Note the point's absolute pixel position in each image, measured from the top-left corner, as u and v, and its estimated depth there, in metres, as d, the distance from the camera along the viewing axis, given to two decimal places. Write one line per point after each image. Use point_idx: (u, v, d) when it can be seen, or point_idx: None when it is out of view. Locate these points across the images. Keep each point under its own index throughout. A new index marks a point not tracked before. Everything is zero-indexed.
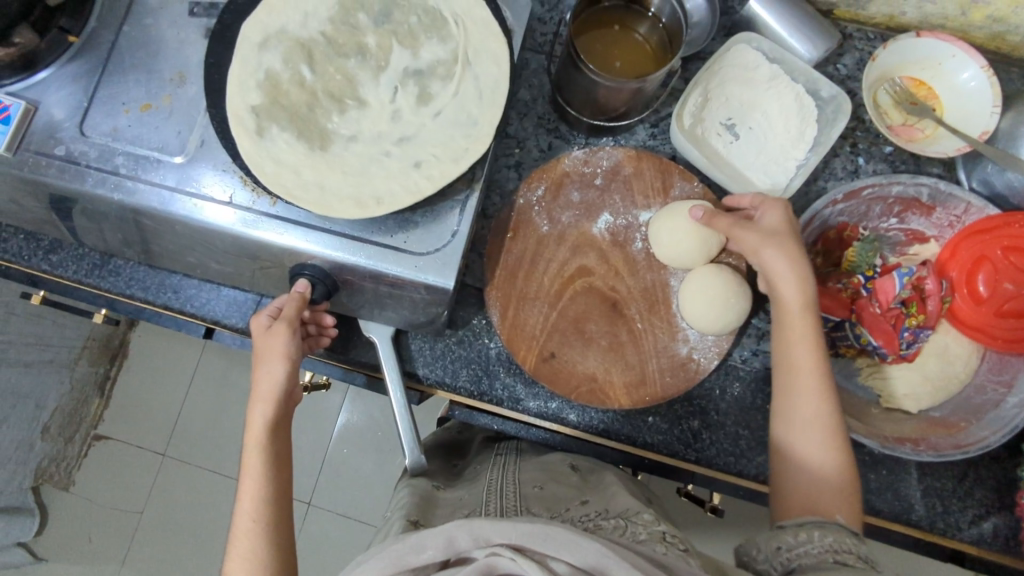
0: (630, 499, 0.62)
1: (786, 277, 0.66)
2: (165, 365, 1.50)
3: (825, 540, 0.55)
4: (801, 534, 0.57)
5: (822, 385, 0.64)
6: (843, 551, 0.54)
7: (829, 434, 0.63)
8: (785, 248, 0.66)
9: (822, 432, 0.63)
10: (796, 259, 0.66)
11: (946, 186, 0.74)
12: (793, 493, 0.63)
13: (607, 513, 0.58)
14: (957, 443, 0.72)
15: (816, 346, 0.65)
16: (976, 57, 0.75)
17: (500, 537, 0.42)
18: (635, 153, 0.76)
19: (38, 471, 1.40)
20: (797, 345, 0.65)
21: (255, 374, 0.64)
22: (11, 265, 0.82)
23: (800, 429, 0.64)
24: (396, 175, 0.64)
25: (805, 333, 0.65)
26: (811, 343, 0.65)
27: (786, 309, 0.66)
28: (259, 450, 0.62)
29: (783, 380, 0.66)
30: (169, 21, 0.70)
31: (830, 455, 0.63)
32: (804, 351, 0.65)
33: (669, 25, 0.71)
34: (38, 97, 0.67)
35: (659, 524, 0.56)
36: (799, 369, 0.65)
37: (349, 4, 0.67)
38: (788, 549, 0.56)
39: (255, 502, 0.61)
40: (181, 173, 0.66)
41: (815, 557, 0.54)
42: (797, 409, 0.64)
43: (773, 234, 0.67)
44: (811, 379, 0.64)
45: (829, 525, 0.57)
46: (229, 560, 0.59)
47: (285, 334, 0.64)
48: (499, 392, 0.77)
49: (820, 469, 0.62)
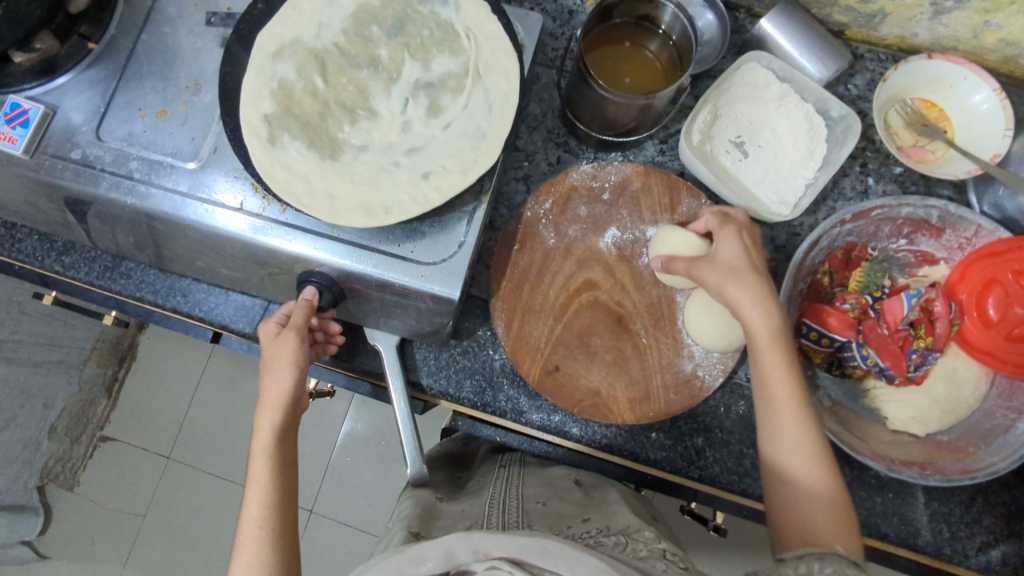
0: (630, 516, 0.61)
1: (750, 308, 0.62)
2: (173, 368, 1.51)
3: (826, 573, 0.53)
4: (801, 566, 0.54)
5: (801, 414, 0.62)
6: None
7: (818, 462, 0.60)
8: (745, 280, 0.63)
9: (809, 461, 0.60)
10: (757, 290, 0.63)
11: (956, 208, 0.73)
12: (787, 525, 0.60)
13: (607, 530, 0.57)
14: (964, 469, 0.71)
15: (791, 374, 0.62)
16: (988, 80, 0.75)
17: (499, 550, 0.42)
18: (643, 169, 0.76)
19: (45, 470, 1.41)
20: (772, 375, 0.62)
21: (264, 380, 0.64)
22: (24, 266, 0.83)
23: (786, 460, 0.61)
24: (405, 185, 0.64)
25: (777, 363, 0.62)
26: (785, 372, 0.62)
27: (755, 340, 0.63)
28: (265, 456, 0.62)
29: (765, 409, 0.63)
30: (187, 30, 0.71)
31: (823, 484, 0.60)
32: (780, 379, 0.62)
33: (679, 42, 0.71)
34: (57, 101, 0.69)
35: (660, 542, 0.55)
36: (778, 399, 0.62)
37: (363, 17, 0.68)
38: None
39: (261, 508, 0.60)
40: (193, 179, 0.67)
41: None
42: (779, 441, 0.62)
43: (732, 266, 0.64)
44: (790, 408, 0.62)
45: (830, 555, 0.54)
46: (235, 566, 0.58)
47: (293, 341, 0.64)
48: (502, 403, 0.77)
49: (811, 499, 0.59)
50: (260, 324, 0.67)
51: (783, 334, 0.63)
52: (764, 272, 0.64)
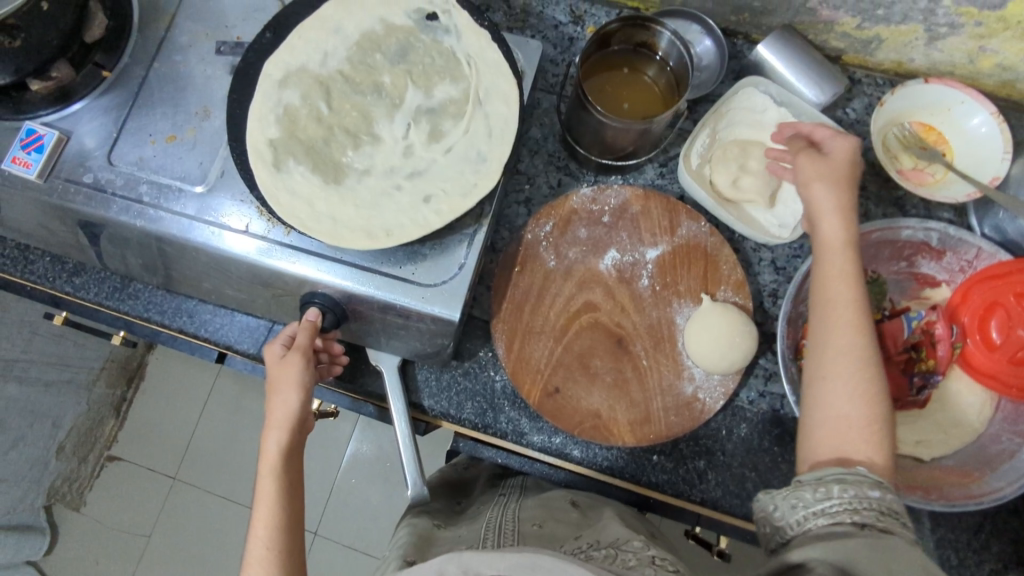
0: (621, 528, 0.61)
1: (828, 212, 0.63)
2: (180, 387, 1.52)
3: (845, 497, 0.52)
4: (820, 489, 0.54)
5: (859, 322, 0.60)
6: (862, 509, 0.51)
7: (865, 375, 0.58)
8: (836, 188, 0.64)
9: (860, 371, 0.58)
10: (842, 200, 0.64)
11: (956, 231, 0.73)
12: (821, 434, 0.58)
13: (598, 544, 0.57)
14: (968, 494, 0.69)
15: (855, 285, 0.61)
16: (985, 103, 0.76)
17: (487, 570, 0.42)
18: (642, 192, 0.77)
19: (51, 489, 1.42)
20: (836, 281, 0.61)
21: (270, 402, 0.65)
22: (35, 287, 0.84)
23: (834, 365, 0.59)
24: (406, 209, 0.65)
25: (845, 271, 0.61)
26: (849, 278, 0.61)
27: (825, 244, 0.63)
28: (273, 477, 0.62)
29: (818, 314, 0.61)
30: (198, 59, 0.74)
31: (865, 397, 0.57)
32: (842, 286, 0.61)
33: (676, 68, 0.72)
34: (71, 127, 0.71)
35: (650, 550, 0.55)
36: (834, 305, 0.60)
37: (367, 45, 0.70)
38: (805, 508, 0.53)
39: (269, 529, 0.60)
40: (201, 203, 0.69)
41: (831, 517, 0.52)
42: (829, 345, 0.60)
43: (826, 170, 0.65)
44: (851, 315, 0.60)
45: (851, 477, 0.53)
46: None
47: (299, 363, 0.65)
48: (503, 425, 0.77)
49: (848, 409, 0.57)
50: (267, 345, 0.67)
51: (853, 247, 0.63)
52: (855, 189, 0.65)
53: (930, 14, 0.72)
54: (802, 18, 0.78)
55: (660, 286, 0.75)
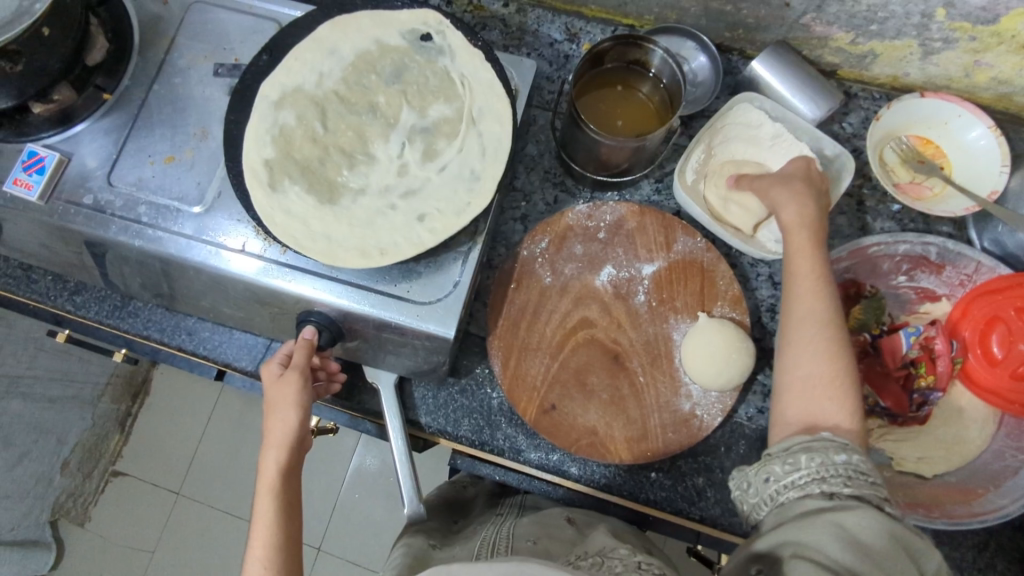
0: (610, 538, 0.61)
1: (786, 201, 0.66)
2: (184, 402, 1.53)
3: (813, 466, 0.52)
4: (788, 461, 0.54)
5: (822, 293, 0.61)
6: (829, 477, 0.51)
7: (831, 342, 0.58)
8: (791, 184, 0.67)
9: (827, 338, 0.58)
10: (800, 191, 0.67)
11: (954, 245, 0.73)
12: (790, 401, 0.58)
13: (586, 553, 0.57)
14: (971, 512, 0.68)
15: (818, 258, 0.63)
16: (983, 118, 0.76)
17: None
18: (638, 209, 0.77)
19: (56, 505, 1.43)
20: (799, 256, 0.63)
21: (269, 420, 0.65)
22: (37, 305, 0.85)
23: (798, 334, 0.60)
24: (400, 228, 0.65)
25: (806, 245, 0.63)
26: (809, 253, 0.63)
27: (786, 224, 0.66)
28: (270, 498, 0.62)
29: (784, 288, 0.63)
30: (197, 81, 0.75)
31: (832, 363, 0.58)
32: (803, 260, 0.63)
33: (669, 85, 0.73)
34: (71, 149, 0.72)
35: (636, 556, 0.55)
36: (800, 278, 0.62)
37: (362, 65, 0.71)
38: (776, 481, 0.53)
39: (266, 550, 0.60)
40: (198, 222, 0.69)
41: (800, 489, 0.51)
42: (793, 315, 0.61)
43: (788, 177, 0.68)
44: (815, 286, 0.61)
45: (816, 445, 0.53)
46: None
47: (296, 383, 0.65)
48: (501, 442, 0.76)
49: (816, 374, 0.57)
50: (263, 364, 0.67)
51: (816, 227, 0.65)
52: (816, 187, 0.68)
53: (924, 29, 0.72)
54: (796, 34, 0.79)
55: (657, 302, 0.75)
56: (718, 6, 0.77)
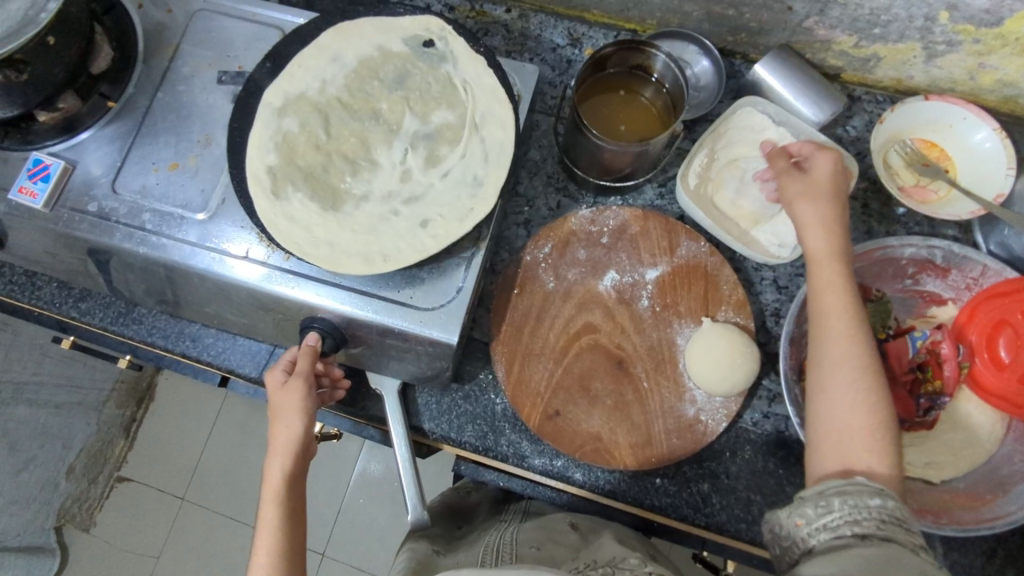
0: (619, 546, 0.61)
1: (813, 227, 0.64)
2: (189, 408, 1.54)
3: (845, 509, 0.51)
4: (820, 504, 0.53)
5: (854, 333, 0.60)
6: (863, 521, 0.50)
7: (866, 386, 0.58)
8: (823, 206, 0.65)
9: (860, 382, 0.58)
10: (827, 214, 0.65)
11: (960, 248, 0.73)
12: (825, 447, 0.58)
13: (595, 563, 0.57)
14: (979, 518, 0.67)
15: (848, 294, 0.61)
16: (987, 120, 0.75)
17: None
18: (640, 213, 0.77)
19: (61, 511, 1.43)
20: (828, 293, 0.62)
21: (273, 428, 0.64)
22: (42, 312, 0.85)
23: (830, 375, 0.59)
24: (403, 234, 0.65)
25: (835, 280, 0.62)
26: (837, 290, 0.62)
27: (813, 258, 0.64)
28: (275, 505, 0.62)
29: (815, 326, 0.62)
30: (200, 88, 0.75)
31: (867, 406, 0.57)
32: (831, 297, 0.61)
33: (672, 89, 0.73)
34: (77, 157, 0.72)
35: (646, 566, 0.54)
36: (831, 319, 0.61)
37: (365, 72, 0.71)
38: (808, 524, 0.52)
39: (270, 558, 0.60)
40: (202, 229, 0.70)
41: (834, 532, 0.51)
42: (825, 355, 0.60)
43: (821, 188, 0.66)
44: (847, 327, 0.60)
45: (850, 488, 0.52)
46: None
47: (301, 389, 0.65)
48: (504, 448, 0.76)
49: (849, 419, 0.57)
50: (267, 374, 0.67)
51: (843, 261, 0.63)
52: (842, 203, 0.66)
53: (927, 32, 0.72)
54: (798, 38, 0.78)
55: (660, 307, 0.75)
56: (720, 10, 0.77)
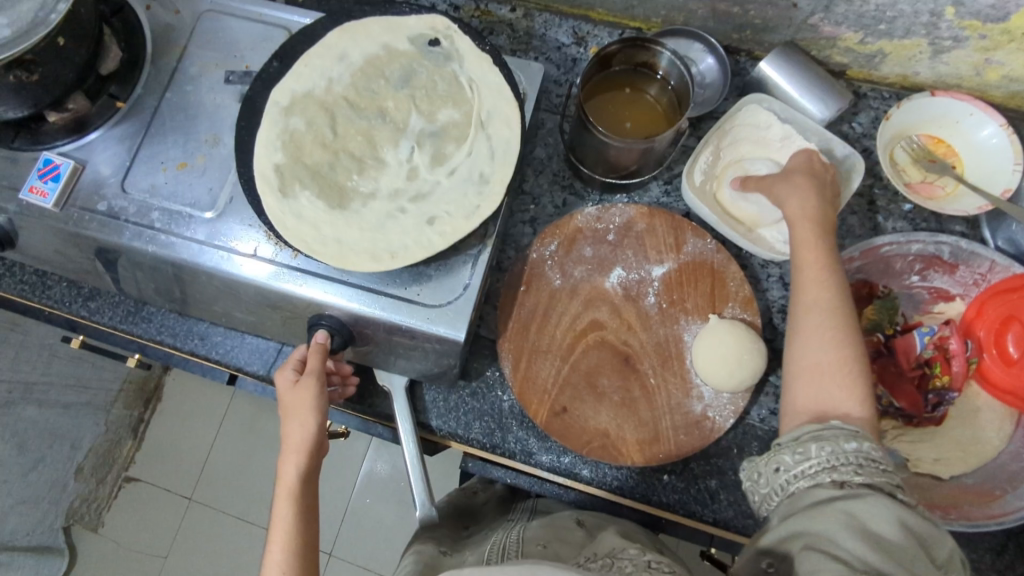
0: (620, 538, 0.61)
1: (789, 195, 0.67)
2: (196, 408, 1.56)
3: (823, 456, 0.52)
4: (798, 451, 0.53)
5: (827, 283, 0.61)
6: (841, 466, 0.50)
7: (840, 332, 0.58)
8: (795, 178, 0.68)
9: (834, 327, 0.58)
10: (803, 183, 0.67)
11: (968, 244, 0.72)
12: (800, 391, 0.58)
13: (595, 555, 0.57)
14: (990, 514, 0.66)
15: (822, 248, 0.63)
16: (994, 116, 0.75)
17: None
18: (647, 210, 0.77)
19: (70, 511, 1.45)
20: (804, 249, 0.63)
21: (286, 425, 0.65)
22: (52, 311, 0.85)
23: (804, 324, 0.60)
24: (410, 231, 0.66)
25: (810, 238, 0.64)
26: (813, 244, 0.63)
27: (790, 219, 0.66)
28: (289, 503, 0.62)
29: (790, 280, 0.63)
30: (208, 88, 0.76)
31: (838, 350, 0.57)
32: (807, 251, 0.63)
33: (677, 86, 0.73)
34: (86, 157, 0.73)
35: (646, 555, 0.55)
36: (805, 271, 0.62)
37: (371, 70, 0.71)
38: (786, 471, 0.53)
39: (285, 552, 0.60)
40: (210, 228, 0.70)
41: (810, 477, 0.51)
42: (800, 306, 0.61)
43: (793, 171, 0.69)
44: (820, 277, 0.61)
45: (826, 433, 0.53)
46: None
47: (314, 387, 0.65)
48: (512, 445, 0.76)
49: (822, 363, 0.57)
50: (279, 372, 0.67)
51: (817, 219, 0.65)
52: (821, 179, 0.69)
53: (933, 28, 0.71)
54: (804, 35, 0.79)
55: (667, 304, 0.75)
56: (725, 8, 0.77)
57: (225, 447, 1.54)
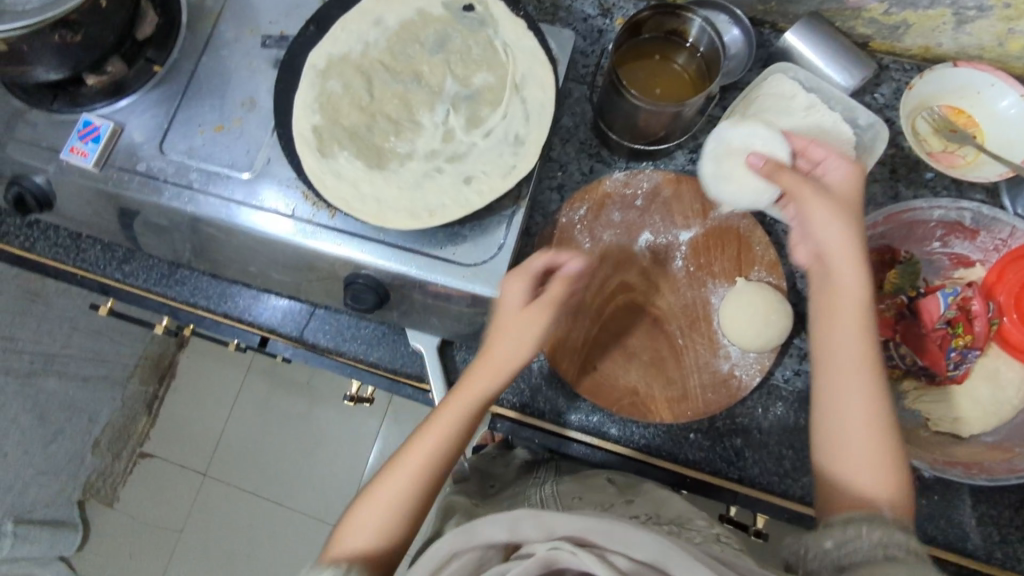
0: (685, 504, 0.64)
1: (840, 253, 0.62)
2: (211, 385, 1.58)
3: (873, 536, 0.53)
4: (848, 528, 0.55)
5: (870, 369, 0.61)
6: (895, 546, 0.52)
7: (881, 426, 0.60)
8: (849, 222, 0.63)
9: (875, 421, 0.59)
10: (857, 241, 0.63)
11: (989, 209, 0.73)
12: (839, 481, 0.60)
13: (660, 518, 0.61)
14: (1012, 468, 0.69)
15: (868, 326, 0.61)
16: (1015, 86, 0.77)
17: (563, 529, 0.46)
18: (674, 176, 0.78)
19: (86, 484, 1.46)
20: (845, 323, 0.62)
21: (496, 341, 0.63)
22: (85, 274, 0.87)
23: (846, 413, 0.60)
24: (448, 190, 0.67)
25: (858, 312, 0.61)
26: (860, 322, 0.62)
27: (837, 286, 0.63)
28: (468, 409, 0.62)
29: (831, 360, 0.62)
30: (243, 53, 0.77)
31: (879, 446, 0.59)
32: (852, 328, 0.61)
33: (706, 53, 0.74)
34: (124, 120, 0.74)
35: (712, 528, 0.59)
36: (849, 354, 0.61)
37: (407, 36, 0.73)
38: (835, 549, 0.54)
39: (436, 447, 0.61)
40: (248, 188, 0.72)
41: (866, 553, 0.52)
42: (844, 394, 0.61)
43: (846, 205, 0.64)
44: (864, 362, 0.61)
45: (876, 519, 0.54)
46: (393, 473, 0.60)
47: (542, 322, 0.63)
48: (542, 404, 0.78)
49: (867, 458, 0.59)
50: (516, 279, 0.64)
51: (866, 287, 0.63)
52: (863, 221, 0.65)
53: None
54: (829, 6, 0.80)
55: (694, 268, 0.77)
56: None
57: (240, 422, 1.56)
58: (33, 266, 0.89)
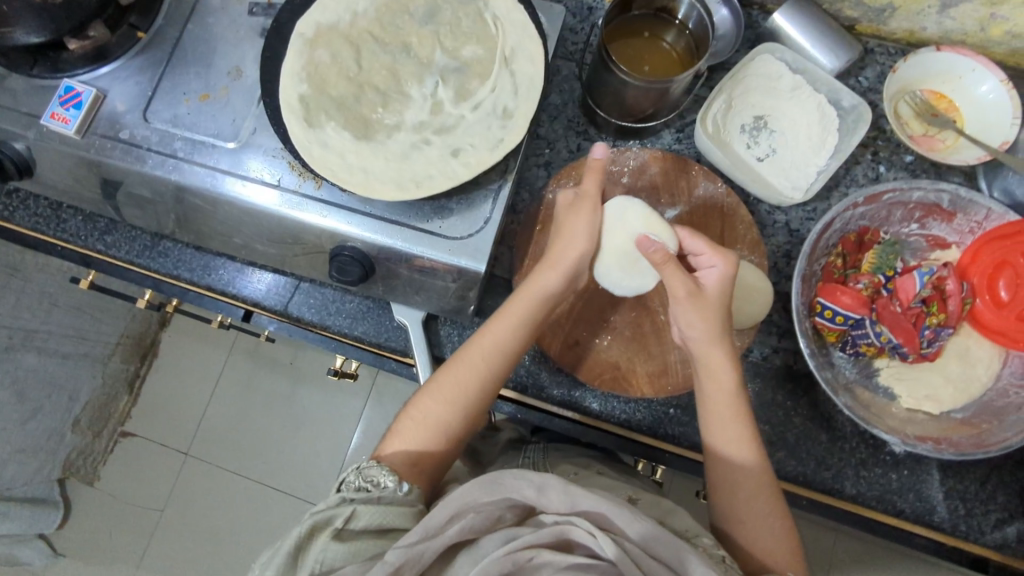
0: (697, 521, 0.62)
1: (705, 335, 0.66)
2: (195, 363, 1.57)
3: None
4: None
5: (747, 437, 0.66)
6: None
7: (764, 491, 0.65)
8: (708, 314, 0.66)
9: (761, 488, 0.65)
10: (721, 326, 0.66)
11: (966, 191, 0.75)
12: (743, 546, 0.64)
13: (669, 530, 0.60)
14: (978, 443, 0.71)
15: (739, 397, 0.66)
16: (995, 70, 0.78)
17: (582, 504, 0.55)
18: (661, 154, 0.79)
19: (65, 462, 1.43)
20: (721, 394, 0.66)
21: (557, 244, 0.70)
22: (66, 245, 0.86)
23: (736, 481, 0.65)
24: (436, 163, 0.67)
25: (729, 385, 0.66)
26: (732, 394, 0.66)
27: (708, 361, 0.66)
28: (529, 304, 0.67)
29: (714, 431, 0.66)
30: (229, 21, 0.76)
31: (769, 510, 0.64)
32: (728, 400, 0.66)
33: (695, 31, 0.75)
34: (106, 86, 0.73)
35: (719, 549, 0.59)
36: (730, 427, 0.66)
37: (396, 7, 0.72)
38: None
39: (497, 341, 0.67)
40: (233, 158, 0.71)
41: None
42: (733, 464, 0.65)
43: (710, 302, 0.66)
44: (743, 434, 0.65)
45: None
46: (462, 356, 0.67)
47: (590, 217, 0.69)
48: (523, 378, 0.78)
49: (761, 522, 0.64)
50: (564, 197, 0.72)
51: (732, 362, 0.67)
52: (724, 313, 0.67)
53: None
54: None
55: None
56: None
57: (223, 401, 1.55)
58: (11, 235, 0.87)
